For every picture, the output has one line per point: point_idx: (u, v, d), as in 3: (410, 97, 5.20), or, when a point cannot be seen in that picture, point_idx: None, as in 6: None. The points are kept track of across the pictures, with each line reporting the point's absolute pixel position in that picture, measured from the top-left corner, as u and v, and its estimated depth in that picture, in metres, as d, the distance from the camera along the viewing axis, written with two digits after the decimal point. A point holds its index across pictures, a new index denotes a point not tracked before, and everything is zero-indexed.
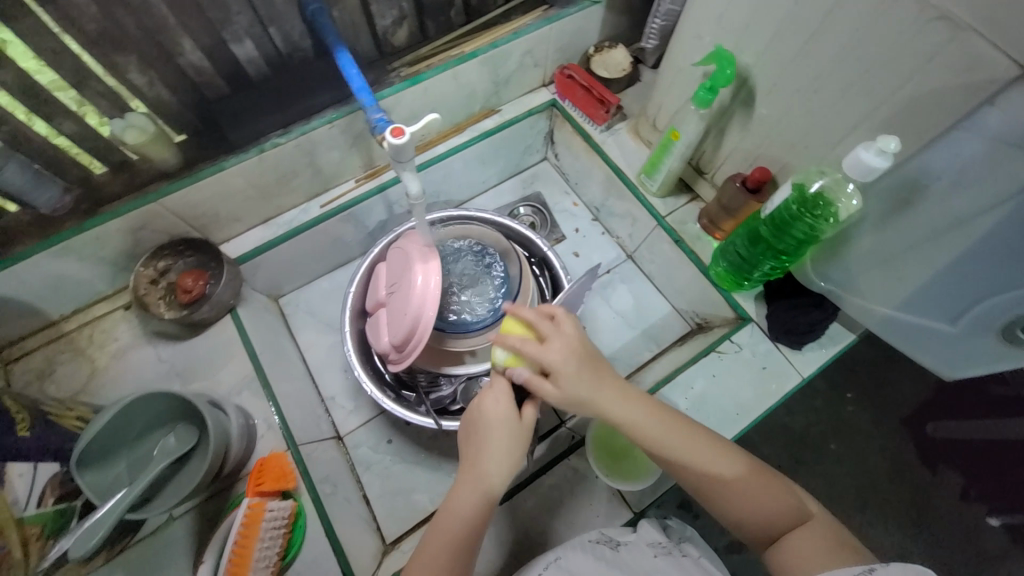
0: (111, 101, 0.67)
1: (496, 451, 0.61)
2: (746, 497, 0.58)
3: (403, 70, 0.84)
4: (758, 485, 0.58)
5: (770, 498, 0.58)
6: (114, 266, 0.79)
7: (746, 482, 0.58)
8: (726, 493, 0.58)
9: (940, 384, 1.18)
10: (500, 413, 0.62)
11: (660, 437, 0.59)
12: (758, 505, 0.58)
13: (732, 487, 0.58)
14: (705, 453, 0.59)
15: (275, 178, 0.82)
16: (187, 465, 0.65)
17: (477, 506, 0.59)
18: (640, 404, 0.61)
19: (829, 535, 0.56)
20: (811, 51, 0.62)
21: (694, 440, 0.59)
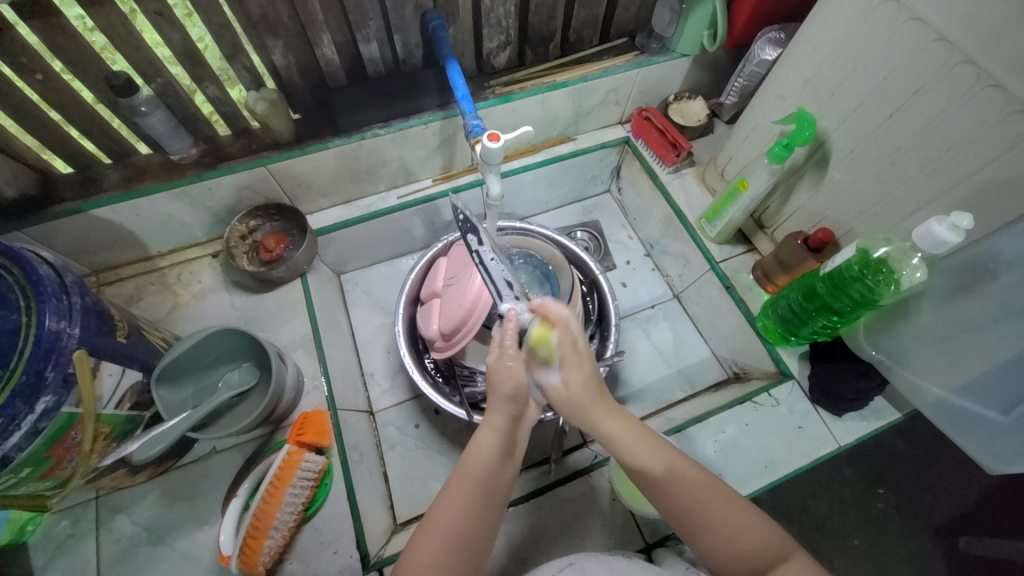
0: (251, 74, 0.78)
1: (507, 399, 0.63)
2: (722, 530, 0.54)
3: (498, 88, 0.91)
4: (734, 516, 0.54)
5: (752, 532, 0.53)
6: (214, 216, 0.88)
7: (726, 511, 0.55)
8: (704, 527, 0.55)
9: (983, 495, 1.11)
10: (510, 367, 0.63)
11: (644, 456, 0.59)
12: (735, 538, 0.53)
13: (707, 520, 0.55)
14: (683, 474, 0.58)
15: (367, 164, 0.91)
16: (244, 402, 0.72)
17: (499, 447, 0.61)
18: (623, 420, 0.62)
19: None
20: (894, 126, 0.65)
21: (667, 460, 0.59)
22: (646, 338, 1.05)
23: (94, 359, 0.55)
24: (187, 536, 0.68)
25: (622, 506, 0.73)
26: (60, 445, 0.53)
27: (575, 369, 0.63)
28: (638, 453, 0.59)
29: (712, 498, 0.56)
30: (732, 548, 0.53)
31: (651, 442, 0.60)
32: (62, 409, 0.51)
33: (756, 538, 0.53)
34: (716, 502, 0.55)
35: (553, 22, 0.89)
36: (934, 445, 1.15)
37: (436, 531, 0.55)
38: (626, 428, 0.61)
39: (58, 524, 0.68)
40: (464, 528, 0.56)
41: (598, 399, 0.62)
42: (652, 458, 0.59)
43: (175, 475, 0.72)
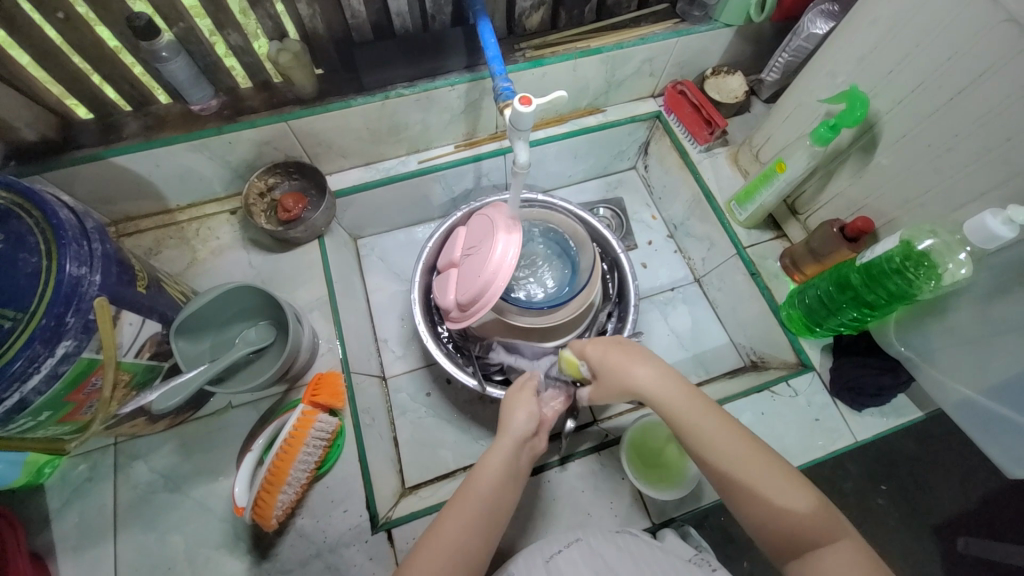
0: (275, 24, 0.75)
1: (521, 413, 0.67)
2: (763, 498, 0.53)
3: (528, 52, 0.87)
4: (780, 484, 0.53)
5: (795, 504, 0.53)
6: (233, 172, 0.87)
7: (770, 478, 0.54)
8: (745, 492, 0.54)
9: (991, 498, 1.10)
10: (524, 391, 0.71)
11: (689, 417, 0.59)
12: (779, 509, 0.53)
13: (748, 487, 0.54)
14: (728, 438, 0.57)
15: (389, 126, 0.88)
16: (260, 360, 0.72)
17: (509, 466, 0.61)
18: (667, 380, 0.63)
19: (869, 561, 0.49)
20: (954, 110, 0.61)
21: (714, 423, 0.58)
22: (663, 321, 1.04)
23: (115, 307, 0.55)
24: (202, 486, 0.70)
25: (632, 485, 0.73)
26: (79, 391, 0.54)
27: (602, 352, 0.68)
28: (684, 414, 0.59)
29: (757, 464, 0.55)
30: (774, 517, 0.52)
31: (699, 403, 0.60)
32: (82, 354, 0.52)
33: (800, 512, 0.52)
34: (761, 470, 0.54)
35: None
36: (945, 445, 1.14)
37: (443, 549, 0.54)
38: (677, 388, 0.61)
39: (77, 468, 0.70)
40: (470, 542, 0.55)
41: (638, 367, 0.64)
42: (699, 417, 0.59)
43: (191, 427, 0.73)
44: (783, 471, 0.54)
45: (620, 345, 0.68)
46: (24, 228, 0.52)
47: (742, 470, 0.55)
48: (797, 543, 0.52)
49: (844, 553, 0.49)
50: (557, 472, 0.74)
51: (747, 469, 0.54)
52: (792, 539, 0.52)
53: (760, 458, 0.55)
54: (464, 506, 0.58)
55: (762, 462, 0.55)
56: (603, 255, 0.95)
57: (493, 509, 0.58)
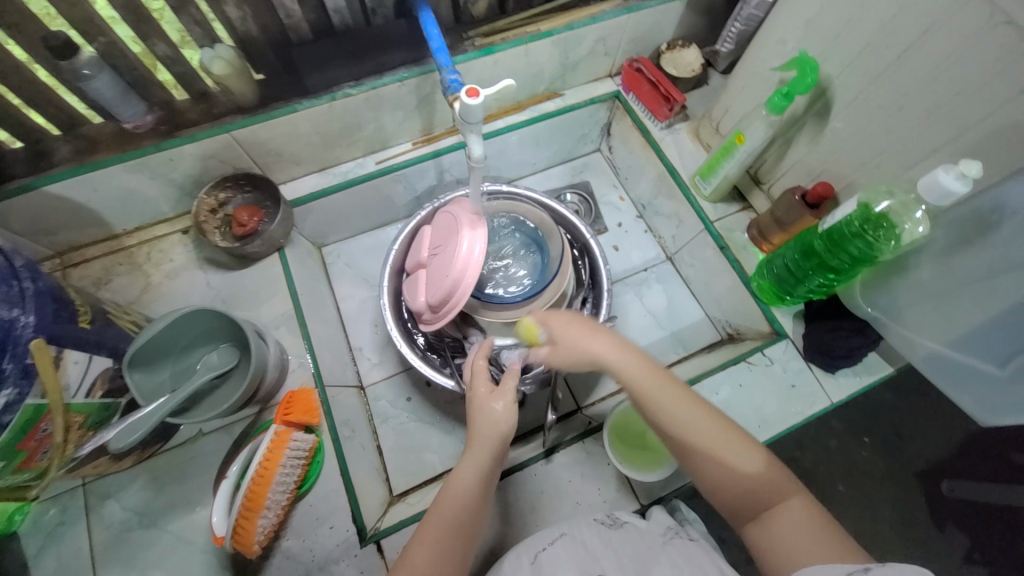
0: (203, 29, 0.70)
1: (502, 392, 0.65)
2: (722, 464, 0.55)
3: (477, 40, 0.84)
4: (736, 449, 0.55)
5: (749, 465, 0.55)
6: (180, 189, 0.82)
7: (727, 443, 0.56)
8: (706, 459, 0.55)
9: (966, 441, 1.14)
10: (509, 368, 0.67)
11: (652, 391, 0.58)
12: (734, 473, 0.55)
13: (710, 453, 0.55)
14: (688, 408, 0.57)
15: (340, 128, 0.85)
16: (226, 384, 0.69)
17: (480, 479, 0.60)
18: (627, 352, 0.61)
19: (821, 519, 0.52)
20: (902, 68, 0.60)
21: (675, 394, 0.58)
22: (639, 302, 1.04)
23: (55, 347, 0.52)
24: (179, 518, 0.68)
25: (618, 470, 0.73)
26: (31, 437, 0.51)
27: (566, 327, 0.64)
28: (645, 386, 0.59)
29: (714, 431, 0.56)
30: (732, 481, 0.55)
31: (658, 374, 0.60)
32: (26, 400, 0.48)
33: (756, 474, 0.55)
34: (718, 436, 0.56)
35: None
36: (920, 395, 1.17)
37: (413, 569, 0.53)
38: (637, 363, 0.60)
39: (47, 514, 0.66)
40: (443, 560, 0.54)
41: (597, 340, 0.62)
42: (660, 391, 0.58)
43: (161, 459, 0.71)
44: (737, 437, 0.56)
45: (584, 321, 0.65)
46: None
47: (702, 437, 0.56)
48: (756, 506, 0.54)
49: (795, 513, 0.52)
50: (543, 465, 0.73)
51: (708, 439, 0.56)
52: (751, 502, 0.54)
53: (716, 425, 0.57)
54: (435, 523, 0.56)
55: (719, 429, 0.57)
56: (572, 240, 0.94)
57: (477, 500, 0.59)
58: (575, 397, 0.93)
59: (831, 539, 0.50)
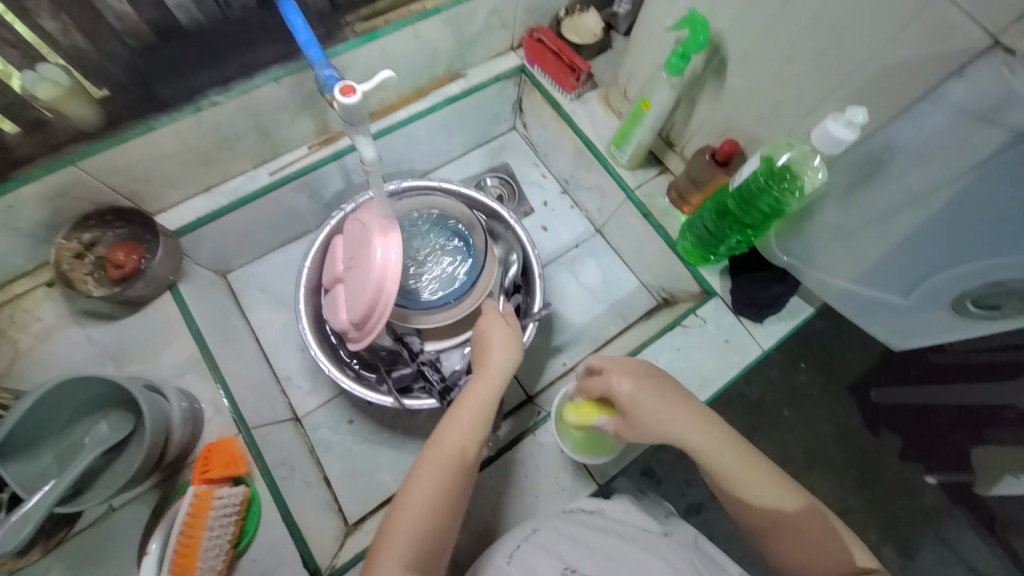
0: (18, 49, 0.57)
1: (497, 368, 0.64)
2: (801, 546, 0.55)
3: (358, 25, 0.76)
4: (814, 530, 0.55)
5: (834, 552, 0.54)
6: (32, 238, 0.70)
7: (804, 522, 0.56)
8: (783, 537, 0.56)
9: (887, 354, 1.24)
10: (505, 343, 0.66)
11: (731, 470, 0.58)
12: (805, 538, 0.55)
13: (789, 531, 0.56)
14: (767, 484, 0.58)
15: (216, 141, 0.75)
16: (123, 454, 0.60)
17: (441, 489, 0.55)
18: (706, 429, 0.60)
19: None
20: (786, 18, 0.60)
21: (755, 469, 0.58)
22: (574, 280, 1.03)
23: None
24: None
25: (570, 458, 0.72)
26: None
27: (645, 402, 0.61)
28: (729, 466, 0.58)
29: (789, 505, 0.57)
30: (816, 566, 0.54)
31: (740, 451, 0.59)
32: None
33: (847, 561, 0.53)
34: (794, 512, 0.57)
35: None
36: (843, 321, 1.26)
37: None
38: (705, 431, 0.60)
39: None
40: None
41: (679, 415, 0.61)
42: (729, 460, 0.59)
43: (70, 547, 0.63)
44: (815, 513, 0.57)
45: (665, 383, 0.63)
46: None
47: (778, 512, 0.57)
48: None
49: None
50: (498, 467, 0.72)
51: (788, 517, 0.57)
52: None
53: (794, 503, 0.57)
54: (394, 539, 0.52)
55: (796, 505, 0.57)
56: (499, 228, 0.90)
57: (439, 511, 0.54)
58: (523, 387, 0.92)
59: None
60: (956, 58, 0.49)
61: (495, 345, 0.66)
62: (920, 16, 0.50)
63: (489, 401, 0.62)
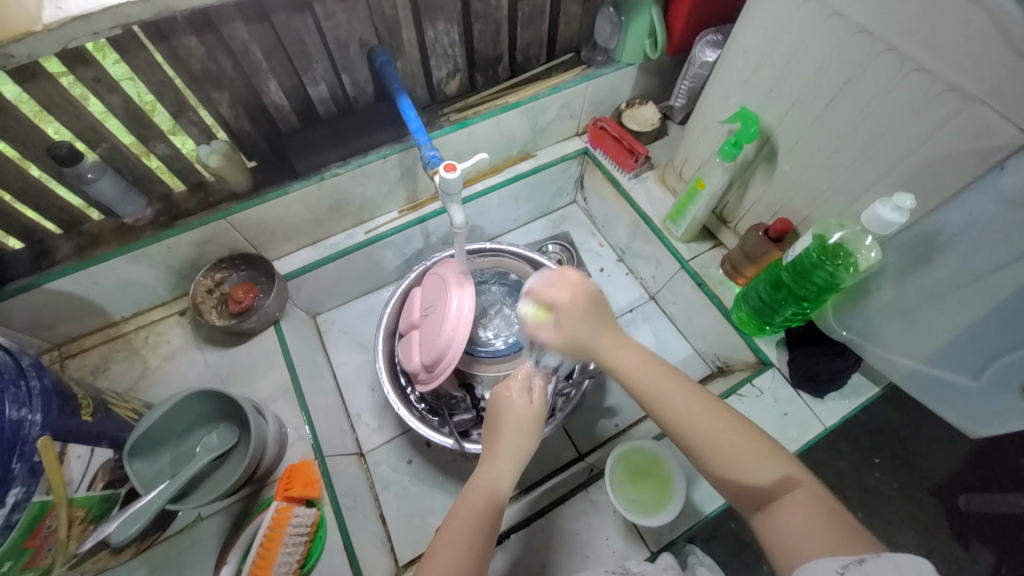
0: (200, 129, 0.76)
1: (518, 432, 0.63)
2: (725, 459, 0.53)
3: (452, 115, 0.92)
4: (736, 446, 0.53)
5: (754, 459, 0.53)
6: (177, 274, 0.86)
7: (725, 434, 0.54)
8: (706, 451, 0.54)
9: (974, 452, 1.14)
10: (519, 428, 0.63)
11: (644, 384, 0.58)
12: (732, 461, 0.53)
13: (713, 448, 0.54)
14: (686, 401, 0.56)
15: (330, 205, 0.91)
16: (227, 463, 0.70)
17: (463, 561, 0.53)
18: (627, 347, 0.60)
19: (828, 504, 0.50)
20: (831, 115, 0.67)
21: (668, 385, 0.58)
22: None
23: (60, 444, 0.53)
24: None
25: (624, 517, 0.73)
26: (36, 534, 0.51)
27: (568, 312, 0.58)
28: (641, 378, 0.58)
29: (710, 420, 0.55)
30: (740, 477, 0.53)
31: (647, 359, 0.59)
32: (32, 499, 0.49)
33: (765, 464, 0.52)
34: (715, 426, 0.54)
35: (498, 46, 0.90)
36: (919, 411, 1.18)
37: None
38: (639, 361, 0.59)
39: None
40: None
41: (596, 328, 0.59)
42: (654, 375, 0.58)
43: (159, 549, 0.69)
44: (727, 420, 0.55)
45: (593, 295, 0.60)
46: None
47: (704, 433, 0.54)
48: (760, 495, 0.52)
49: (797, 506, 0.49)
50: (548, 520, 0.73)
51: (704, 433, 0.55)
52: (755, 492, 0.52)
53: (718, 420, 0.55)
54: None
55: (718, 418, 0.55)
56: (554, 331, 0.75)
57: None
58: (575, 446, 0.95)
59: (838, 522, 0.48)
60: (999, 152, 0.53)
61: (508, 430, 0.63)
62: (958, 116, 0.55)
63: (500, 497, 0.59)
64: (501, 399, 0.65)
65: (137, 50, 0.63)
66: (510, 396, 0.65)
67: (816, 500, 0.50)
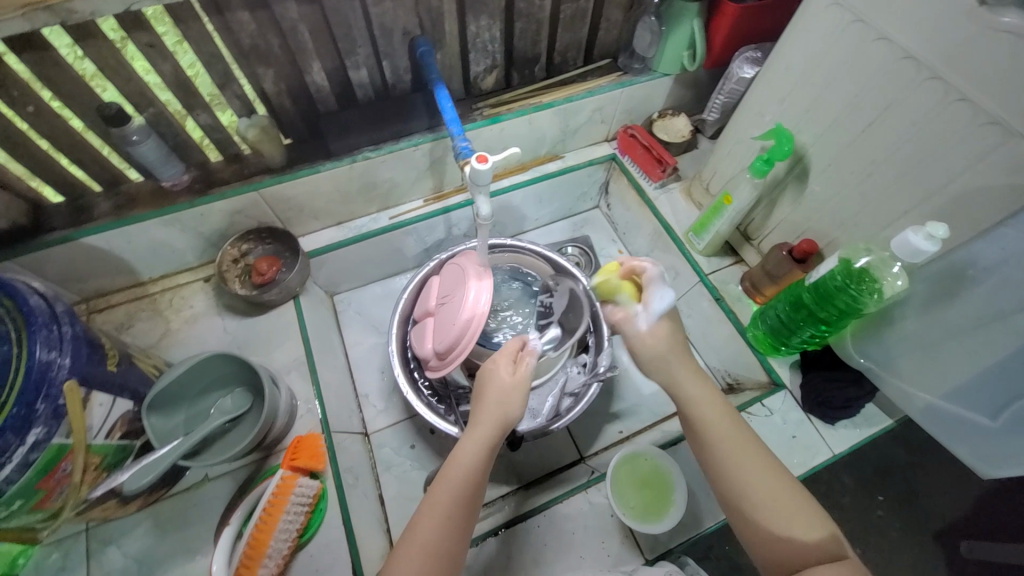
0: (243, 102, 0.78)
1: (500, 400, 0.62)
2: (773, 515, 0.53)
3: (486, 110, 0.93)
4: (792, 508, 0.53)
5: (805, 524, 0.52)
6: (206, 241, 0.88)
7: (779, 496, 0.54)
8: (759, 510, 0.54)
9: (981, 498, 1.11)
10: (500, 394, 0.62)
11: (706, 427, 0.60)
12: (778, 519, 0.52)
13: (767, 502, 0.54)
14: (745, 457, 0.57)
15: (358, 187, 0.92)
16: (238, 427, 0.72)
17: (447, 520, 0.53)
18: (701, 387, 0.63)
19: None
20: (868, 139, 0.67)
21: (735, 436, 0.59)
22: None
23: (84, 389, 0.54)
24: (177, 567, 0.67)
25: (622, 522, 0.73)
26: (50, 477, 0.52)
27: (661, 340, 0.66)
28: (707, 419, 0.60)
29: (768, 482, 0.55)
30: (789, 543, 0.51)
31: (718, 408, 0.61)
32: (53, 440, 0.50)
33: (808, 528, 0.51)
34: (767, 480, 0.55)
35: (537, 45, 0.91)
36: (928, 450, 1.15)
37: None
38: (705, 397, 0.62)
39: (49, 558, 0.66)
40: None
41: (683, 364, 0.65)
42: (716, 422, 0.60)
43: (165, 505, 0.71)
44: (778, 480, 0.55)
45: (676, 333, 0.67)
46: None
47: (759, 486, 0.54)
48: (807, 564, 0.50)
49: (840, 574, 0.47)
50: (546, 517, 0.74)
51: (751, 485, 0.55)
52: (802, 559, 0.50)
53: (778, 482, 0.55)
54: (408, 552, 0.51)
55: (768, 473, 0.55)
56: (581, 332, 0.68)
57: (449, 538, 0.52)
58: (576, 446, 0.95)
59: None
60: None
61: (489, 398, 0.62)
62: (999, 149, 0.54)
63: (484, 462, 0.57)
64: (484, 373, 0.64)
65: (191, 21, 0.65)
66: (498, 369, 0.64)
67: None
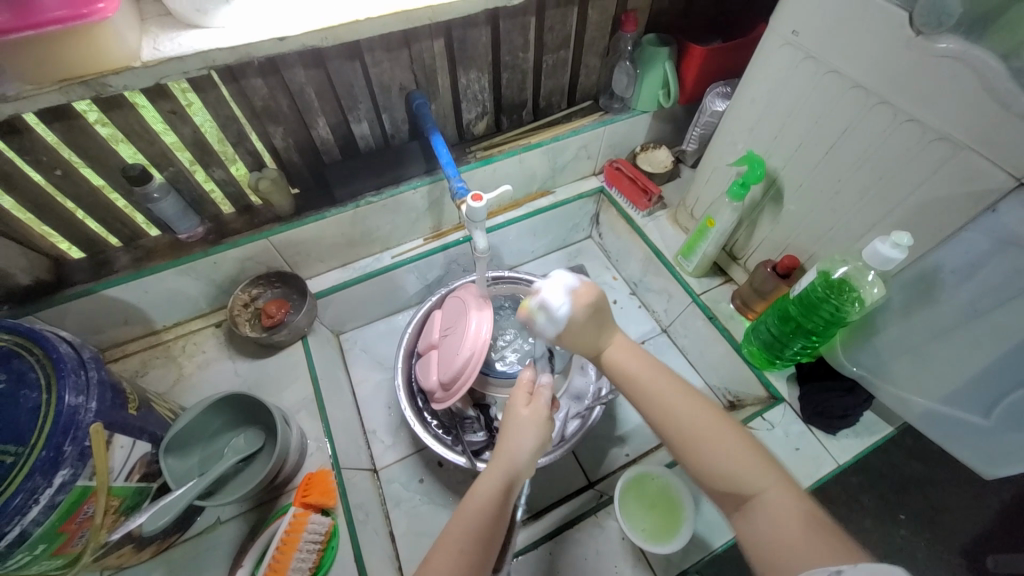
0: (254, 157, 0.84)
1: (517, 442, 0.62)
2: (708, 456, 0.53)
3: (478, 152, 1.00)
4: (722, 444, 0.53)
5: (738, 458, 0.52)
6: (218, 288, 0.93)
7: (710, 436, 0.54)
8: (697, 454, 0.54)
9: (999, 510, 1.10)
10: (518, 435, 0.63)
11: (642, 382, 0.61)
12: (714, 458, 0.53)
13: (698, 441, 0.54)
14: (675, 399, 0.58)
15: (361, 230, 0.98)
16: (251, 465, 0.74)
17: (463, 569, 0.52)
18: (626, 351, 0.64)
19: (806, 513, 0.48)
20: (832, 160, 0.72)
21: (662, 384, 0.59)
22: None
23: (108, 431, 0.57)
24: None
25: (632, 544, 0.73)
26: (72, 520, 0.53)
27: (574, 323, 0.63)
28: (638, 378, 0.61)
29: (694, 418, 0.56)
30: (717, 475, 0.53)
31: (649, 369, 0.61)
32: (76, 482, 0.52)
33: (746, 468, 0.51)
34: (702, 424, 0.55)
35: (523, 92, 0.99)
36: (940, 464, 1.14)
37: None
38: (630, 358, 0.63)
39: None
40: None
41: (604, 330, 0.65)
42: (650, 378, 0.60)
43: (177, 550, 0.71)
44: (714, 421, 0.55)
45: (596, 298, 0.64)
46: (23, 366, 0.54)
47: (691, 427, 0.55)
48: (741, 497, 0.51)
49: (770, 505, 0.49)
50: (556, 544, 0.74)
51: (687, 431, 0.55)
52: (733, 490, 0.51)
53: (708, 418, 0.56)
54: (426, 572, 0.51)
55: (700, 416, 0.56)
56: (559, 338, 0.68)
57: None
58: (584, 471, 0.95)
59: (827, 536, 0.45)
60: (988, 196, 0.57)
61: (506, 441, 0.63)
62: (948, 163, 0.59)
63: (502, 501, 0.57)
64: (509, 418, 0.65)
65: (210, 90, 0.72)
66: (516, 405, 0.66)
67: (797, 510, 0.48)
